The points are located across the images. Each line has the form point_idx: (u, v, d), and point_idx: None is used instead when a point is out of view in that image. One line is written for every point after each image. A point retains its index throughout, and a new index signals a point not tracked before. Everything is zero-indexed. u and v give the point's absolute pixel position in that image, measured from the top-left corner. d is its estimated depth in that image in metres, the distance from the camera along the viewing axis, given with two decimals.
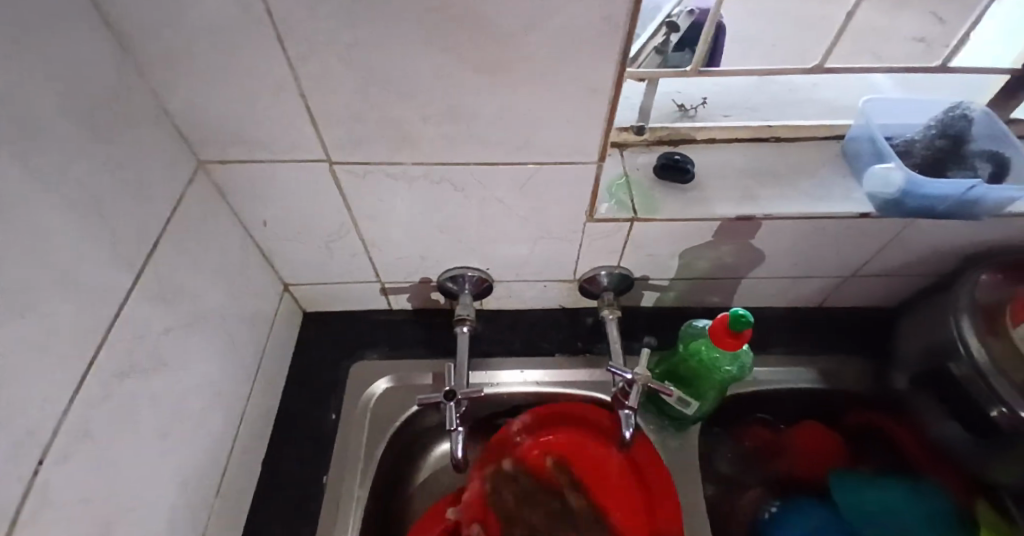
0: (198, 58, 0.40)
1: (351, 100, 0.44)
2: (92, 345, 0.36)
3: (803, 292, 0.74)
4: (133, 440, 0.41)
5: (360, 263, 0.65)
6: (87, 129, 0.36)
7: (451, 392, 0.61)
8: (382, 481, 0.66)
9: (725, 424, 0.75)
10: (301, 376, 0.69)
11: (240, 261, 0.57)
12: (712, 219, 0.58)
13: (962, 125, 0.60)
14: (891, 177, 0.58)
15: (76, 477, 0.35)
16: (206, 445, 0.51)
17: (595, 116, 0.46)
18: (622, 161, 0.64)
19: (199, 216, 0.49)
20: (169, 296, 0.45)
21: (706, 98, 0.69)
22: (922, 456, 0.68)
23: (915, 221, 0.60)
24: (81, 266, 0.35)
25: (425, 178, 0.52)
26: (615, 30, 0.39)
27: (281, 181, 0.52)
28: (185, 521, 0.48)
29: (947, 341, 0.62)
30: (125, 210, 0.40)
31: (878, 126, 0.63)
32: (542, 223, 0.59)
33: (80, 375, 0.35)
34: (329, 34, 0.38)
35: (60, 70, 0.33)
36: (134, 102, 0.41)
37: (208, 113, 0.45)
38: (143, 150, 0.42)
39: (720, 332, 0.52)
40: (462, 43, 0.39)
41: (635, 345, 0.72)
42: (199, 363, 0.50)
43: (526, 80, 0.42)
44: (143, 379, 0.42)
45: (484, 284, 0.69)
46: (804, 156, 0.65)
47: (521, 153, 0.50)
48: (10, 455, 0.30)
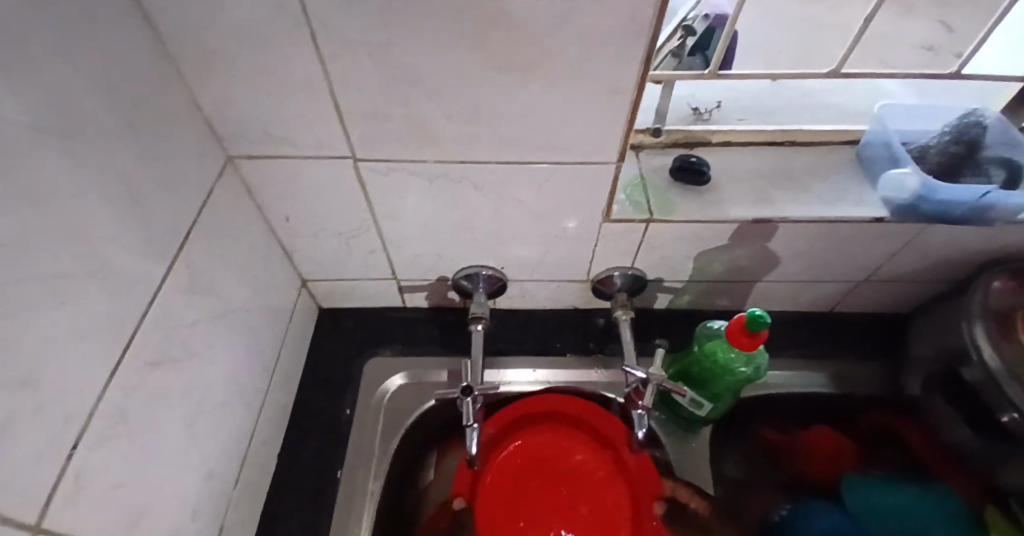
0: (232, 55, 0.41)
1: (378, 99, 0.45)
2: (126, 332, 0.37)
3: (815, 296, 0.74)
4: (162, 427, 0.41)
5: (378, 260, 0.66)
6: (126, 123, 0.37)
7: (467, 388, 0.61)
8: (397, 477, 0.67)
9: (735, 426, 0.75)
10: (317, 371, 0.70)
11: (262, 256, 0.58)
12: (728, 222, 0.59)
13: (977, 131, 0.60)
14: (906, 183, 0.58)
15: (108, 460, 0.36)
16: (228, 435, 0.52)
17: (616, 117, 0.47)
18: (638, 163, 0.64)
19: (225, 210, 0.50)
20: (198, 287, 0.46)
21: (721, 103, 0.69)
22: (934, 461, 0.68)
23: (929, 227, 0.60)
24: (118, 256, 0.36)
25: (446, 176, 0.53)
26: (640, 32, 0.40)
27: (305, 177, 0.53)
28: (207, 509, 0.49)
29: (960, 348, 0.62)
30: (158, 202, 0.41)
31: (892, 132, 0.63)
32: (559, 223, 0.60)
33: (115, 362, 0.36)
34: (361, 33, 0.39)
35: (103, 65, 0.34)
36: (170, 98, 0.42)
37: (238, 109, 0.46)
38: (176, 144, 0.43)
39: (737, 331, 0.53)
40: (490, 43, 0.40)
41: (647, 346, 0.73)
42: (224, 355, 0.51)
43: (550, 81, 0.43)
44: (172, 367, 0.43)
45: (499, 283, 0.70)
46: (819, 160, 0.65)
47: (542, 153, 0.50)
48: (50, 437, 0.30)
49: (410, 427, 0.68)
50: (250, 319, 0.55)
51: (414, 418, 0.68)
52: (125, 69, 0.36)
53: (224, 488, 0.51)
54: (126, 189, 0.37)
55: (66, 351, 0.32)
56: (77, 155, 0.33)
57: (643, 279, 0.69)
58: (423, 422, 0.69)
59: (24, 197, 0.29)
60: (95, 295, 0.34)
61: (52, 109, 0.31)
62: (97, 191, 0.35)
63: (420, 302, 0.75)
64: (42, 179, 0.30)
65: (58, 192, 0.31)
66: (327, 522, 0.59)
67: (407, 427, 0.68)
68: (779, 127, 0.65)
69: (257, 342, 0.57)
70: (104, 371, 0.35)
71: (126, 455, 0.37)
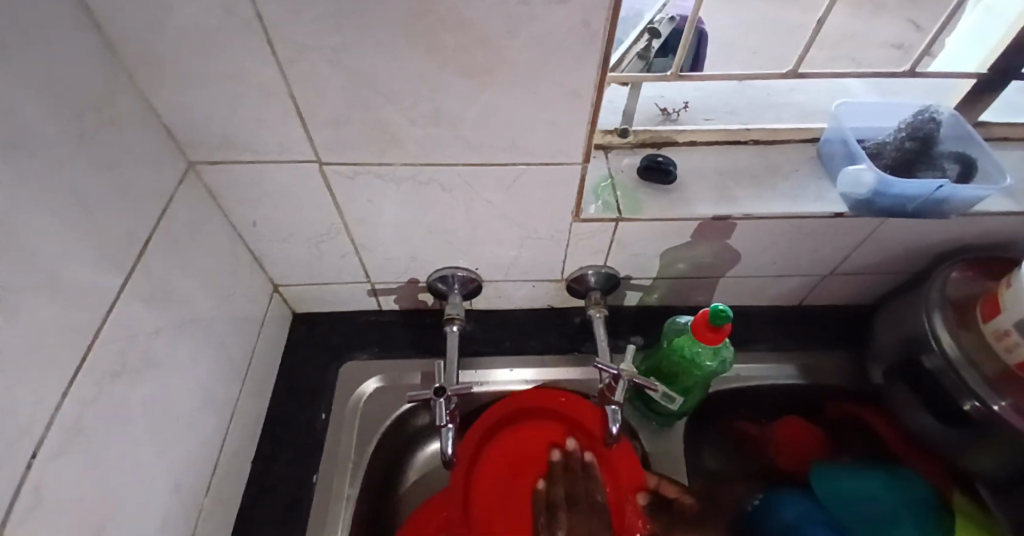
0: (188, 62, 0.41)
1: (340, 103, 0.45)
2: (83, 344, 0.37)
3: (783, 290, 0.76)
4: (125, 438, 0.41)
5: (350, 264, 0.66)
6: (77, 132, 0.36)
7: (440, 389, 0.61)
8: (373, 480, 0.67)
9: (708, 419, 0.77)
10: (291, 377, 0.70)
11: (229, 262, 0.57)
12: (694, 219, 0.60)
13: (931, 126, 0.62)
14: (862, 177, 0.60)
15: (66, 474, 0.35)
16: (197, 443, 0.51)
17: (578, 118, 0.47)
18: (606, 163, 0.65)
19: (188, 217, 0.50)
20: (160, 296, 0.46)
21: (688, 103, 0.71)
22: (901, 448, 0.70)
23: (887, 220, 0.62)
24: (71, 266, 0.36)
25: (413, 179, 0.53)
26: (596, 34, 0.40)
27: (271, 182, 0.53)
28: (176, 519, 0.48)
29: (920, 337, 0.64)
30: (115, 211, 0.40)
31: (850, 129, 0.65)
32: (528, 223, 0.60)
33: (72, 374, 0.36)
34: (318, 38, 0.39)
35: (50, 73, 0.34)
36: (126, 106, 0.42)
37: (198, 115, 0.46)
38: (133, 152, 0.42)
39: (701, 326, 0.54)
40: (449, 47, 0.41)
41: (621, 343, 0.74)
42: (191, 363, 0.50)
43: (511, 83, 0.44)
44: (134, 377, 0.42)
45: (473, 284, 0.70)
46: (782, 158, 0.67)
47: (508, 154, 0.51)
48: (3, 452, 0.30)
49: (386, 431, 0.68)
50: (217, 326, 0.55)
51: (389, 421, 0.68)
52: (75, 77, 0.36)
53: (193, 498, 0.51)
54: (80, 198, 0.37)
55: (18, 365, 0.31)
56: (25, 165, 0.32)
57: (615, 277, 0.70)
58: (398, 425, 0.69)
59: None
60: (48, 306, 0.34)
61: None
62: (49, 201, 0.34)
63: (394, 304, 0.74)
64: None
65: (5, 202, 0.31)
66: (303, 528, 0.59)
67: (382, 430, 0.68)
68: (743, 126, 0.67)
69: (226, 349, 0.56)
70: (60, 384, 0.35)
71: (86, 468, 0.37)
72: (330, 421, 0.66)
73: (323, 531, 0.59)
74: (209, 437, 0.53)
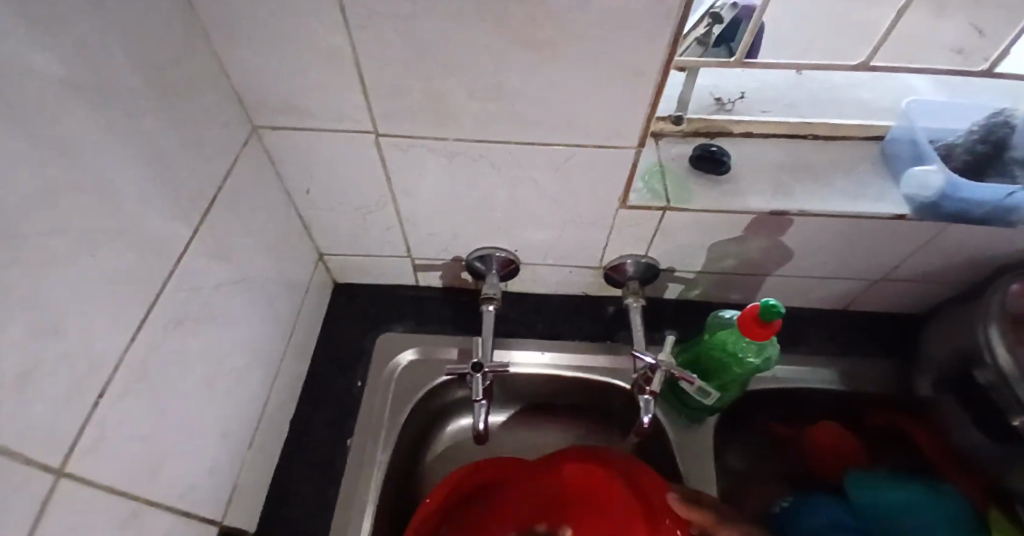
0: (260, 24, 0.42)
1: (401, 73, 0.45)
2: (150, 290, 0.38)
3: (830, 292, 0.73)
4: (183, 385, 0.43)
5: (394, 237, 0.67)
6: (154, 86, 0.38)
7: (479, 364, 0.62)
8: (405, 449, 0.68)
9: (741, 418, 0.76)
10: (330, 343, 0.72)
11: (281, 227, 0.59)
12: (746, 212, 0.58)
13: (1006, 130, 0.59)
14: (930, 179, 0.58)
15: (129, 411, 0.37)
16: (245, 398, 0.53)
17: (638, 100, 0.47)
18: (657, 150, 0.64)
19: (248, 179, 0.51)
20: (220, 253, 0.47)
21: (744, 93, 0.69)
22: (943, 463, 0.68)
23: (951, 226, 0.59)
24: (145, 216, 0.37)
25: (465, 155, 0.53)
26: (667, 14, 0.40)
27: (327, 151, 0.54)
28: (223, 468, 0.50)
29: (975, 349, 0.61)
30: (185, 166, 0.42)
31: (919, 129, 0.62)
32: (574, 207, 0.60)
33: (141, 318, 0.37)
34: (389, 5, 0.40)
35: (134, 27, 0.35)
36: (198, 64, 0.43)
37: (264, 79, 0.47)
38: (203, 111, 0.44)
39: (750, 320, 0.53)
40: (515, 19, 0.40)
41: (657, 334, 0.73)
42: (243, 321, 0.52)
43: (573, 60, 0.43)
44: (194, 329, 0.44)
45: (512, 265, 0.70)
46: (842, 155, 0.65)
47: (562, 134, 0.51)
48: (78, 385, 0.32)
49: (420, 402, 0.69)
50: (267, 287, 0.56)
51: (424, 393, 0.69)
52: (154, 32, 0.37)
53: (237, 449, 0.53)
54: (155, 150, 0.38)
55: (93, 303, 0.33)
56: (110, 112, 0.34)
57: (656, 268, 0.69)
58: (431, 398, 0.71)
59: (56, 149, 0.30)
60: (122, 250, 0.35)
61: (87, 65, 0.31)
62: (127, 149, 0.36)
63: (433, 281, 0.75)
64: (74, 132, 0.31)
65: (90, 146, 0.32)
66: (336, 488, 0.61)
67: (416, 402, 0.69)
68: (803, 119, 0.65)
69: (274, 310, 0.58)
70: (128, 325, 0.36)
71: (147, 408, 0.39)
72: (366, 389, 0.68)
73: (355, 494, 0.60)
74: (255, 392, 0.55)
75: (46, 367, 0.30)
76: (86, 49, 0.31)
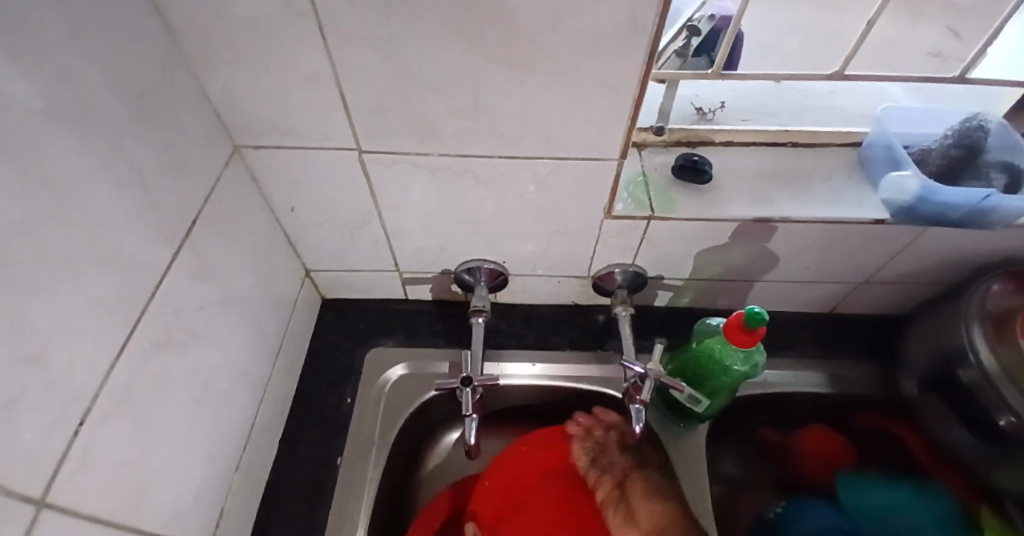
0: (239, 45, 0.42)
1: (383, 91, 0.45)
2: (132, 313, 0.38)
3: (814, 296, 0.74)
4: (167, 410, 0.42)
5: (381, 252, 0.66)
6: (134, 110, 0.37)
7: (467, 379, 0.62)
8: (396, 465, 0.68)
9: (730, 424, 0.76)
10: (319, 360, 0.71)
11: (266, 245, 0.58)
12: (729, 220, 0.59)
13: (979, 134, 0.60)
14: (905, 184, 0.59)
15: (113, 438, 0.36)
16: (231, 420, 0.53)
17: (619, 114, 0.47)
18: (640, 160, 0.65)
19: (231, 199, 0.51)
20: (203, 274, 0.47)
21: (724, 103, 0.70)
22: (931, 464, 0.69)
23: (929, 229, 0.61)
24: (125, 241, 0.37)
25: (450, 169, 0.53)
26: (642, 30, 0.40)
27: (311, 168, 0.54)
28: (209, 492, 0.50)
29: (957, 349, 0.62)
30: (165, 189, 0.41)
31: (894, 134, 0.64)
32: (560, 218, 0.60)
33: (123, 343, 0.37)
34: (370, 26, 0.40)
35: (112, 52, 0.35)
36: (178, 86, 0.43)
37: (245, 99, 0.47)
38: (184, 133, 0.44)
39: (734, 328, 0.53)
40: (495, 38, 0.41)
41: (647, 343, 0.73)
42: (228, 342, 0.51)
43: (553, 76, 0.44)
44: (177, 353, 0.43)
45: (500, 277, 0.70)
46: (821, 161, 0.66)
47: (546, 148, 0.51)
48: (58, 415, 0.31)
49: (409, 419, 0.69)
50: (253, 307, 0.56)
51: (414, 409, 0.69)
52: (133, 56, 0.37)
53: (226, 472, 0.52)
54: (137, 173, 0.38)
55: (75, 330, 0.33)
56: (91, 139, 0.34)
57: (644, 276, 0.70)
58: (422, 412, 0.70)
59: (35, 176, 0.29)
60: (103, 274, 0.35)
61: (66, 93, 0.31)
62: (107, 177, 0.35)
63: (422, 295, 0.75)
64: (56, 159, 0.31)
65: (72, 171, 0.32)
66: (327, 507, 0.60)
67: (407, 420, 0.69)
68: (782, 127, 0.66)
69: (259, 329, 0.57)
70: (110, 350, 0.36)
71: (131, 434, 0.38)
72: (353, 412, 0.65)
73: (346, 513, 0.60)
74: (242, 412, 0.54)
75: (30, 395, 0.29)
76: (67, 80, 0.31)
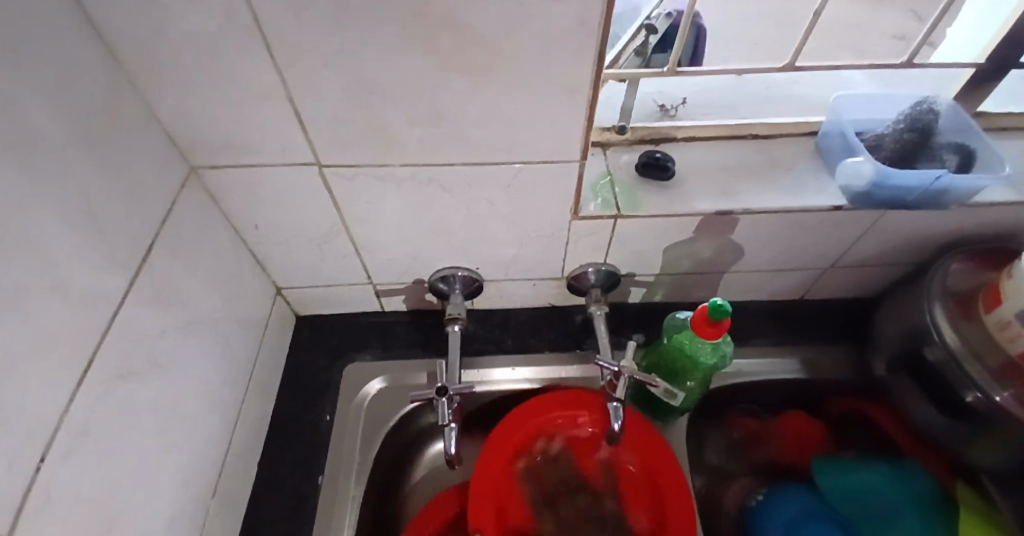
0: (188, 66, 0.41)
1: (338, 104, 0.45)
2: (89, 342, 0.37)
3: (784, 284, 0.76)
4: (132, 440, 0.41)
5: (351, 265, 0.66)
6: (79, 138, 0.37)
7: (443, 389, 0.61)
8: (379, 479, 0.67)
9: (710, 414, 0.77)
10: (295, 378, 0.70)
11: (232, 265, 0.58)
12: (694, 214, 0.60)
13: (929, 118, 0.62)
14: (861, 169, 0.60)
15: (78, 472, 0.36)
16: (203, 444, 0.52)
17: (576, 116, 0.48)
18: (605, 160, 0.65)
19: (190, 221, 0.50)
20: (164, 299, 0.46)
21: (685, 99, 0.71)
22: (907, 443, 0.70)
23: (887, 212, 0.62)
24: (75, 271, 0.36)
25: (414, 179, 0.53)
26: (591, 32, 0.41)
27: (273, 185, 0.53)
28: (184, 520, 0.49)
29: (922, 328, 0.64)
30: (117, 215, 0.41)
31: (848, 122, 0.65)
32: (528, 221, 0.61)
33: (80, 375, 0.36)
34: (319, 40, 0.40)
35: (52, 81, 0.34)
36: (126, 110, 0.42)
37: (198, 119, 0.46)
38: (135, 157, 0.43)
39: (701, 322, 0.54)
40: (445, 47, 0.41)
41: (624, 340, 0.74)
42: (195, 366, 0.50)
43: (507, 81, 0.44)
44: (140, 381, 0.43)
45: (474, 283, 0.70)
46: (781, 152, 0.67)
47: (507, 153, 0.51)
48: (11, 454, 0.31)
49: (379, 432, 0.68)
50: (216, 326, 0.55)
51: (393, 422, 0.68)
52: (75, 83, 0.36)
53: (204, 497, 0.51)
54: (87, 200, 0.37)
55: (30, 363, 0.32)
56: (32, 169, 0.33)
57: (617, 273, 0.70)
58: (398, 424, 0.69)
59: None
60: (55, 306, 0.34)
61: (5, 124, 0.31)
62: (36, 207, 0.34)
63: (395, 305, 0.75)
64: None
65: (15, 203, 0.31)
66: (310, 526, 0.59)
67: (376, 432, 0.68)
68: (742, 121, 0.67)
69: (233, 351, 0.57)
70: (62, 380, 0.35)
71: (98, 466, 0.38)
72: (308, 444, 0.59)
73: (329, 531, 0.59)
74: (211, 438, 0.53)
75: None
76: (7, 111, 0.31)
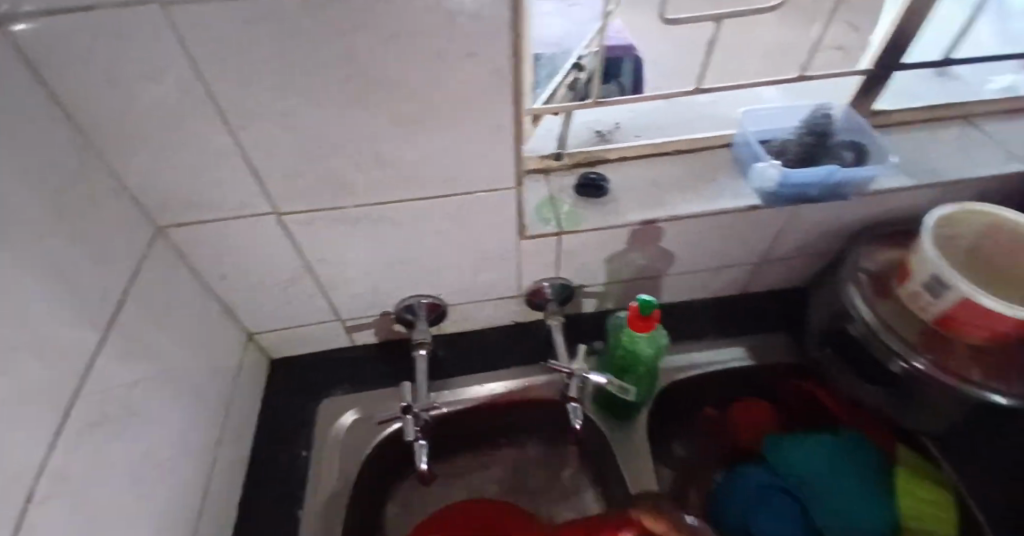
0: (149, 134, 0.46)
1: (289, 157, 0.50)
2: (65, 396, 0.40)
3: (724, 280, 0.82)
4: (111, 485, 0.44)
5: (318, 304, 0.70)
6: (53, 209, 0.41)
7: (406, 408, 0.65)
8: (361, 505, 0.69)
9: (672, 409, 0.82)
10: (271, 422, 0.72)
11: (201, 315, 0.61)
12: (626, 225, 0.66)
13: (826, 122, 0.71)
14: (768, 173, 0.67)
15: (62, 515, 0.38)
16: (181, 487, 0.54)
17: (507, 148, 0.54)
18: (547, 183, 0.72)
19: (158, 277, 0.54)
20: (136, 350, 0.49)
21: (618, 122, 0.78)
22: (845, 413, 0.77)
23: (797, 207, 0.69)
24: (55, 327, 0.40)
25: (366, 218, 0.58)
26: (506, 78, 0.47)
27: (235, 234, 0.57)
28: None
29: (844, 309, 0.70)
30: (87, 275, 0.44)
31: (754, 132, 0.74)
32: (479, 246, 0.66)
33: (58, 424, 0.39)
34: (269, 106, 0.45)
35: (26, 162, 0.38)
36: (95, 180, 0.46)
37: (162, 181, 0.50)
38: (106, 222, 0.47)
39: (633, 317, 0.59)
40: (382, 100, 0.47)
41: (582, 347, 0.79)
42: (169, 414, 0.53)
43: (443, 123, 0.50)
44: (115, 428, 0.45)
45: (438, 309, 0.75)
46: (703, 162, 0.75)
47: (448, 186, 0.57)
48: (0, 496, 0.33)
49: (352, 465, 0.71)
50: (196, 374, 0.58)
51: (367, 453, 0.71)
52: (45, 159, 0.40)
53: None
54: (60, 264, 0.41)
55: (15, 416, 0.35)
56: (13, 238, 0.37)
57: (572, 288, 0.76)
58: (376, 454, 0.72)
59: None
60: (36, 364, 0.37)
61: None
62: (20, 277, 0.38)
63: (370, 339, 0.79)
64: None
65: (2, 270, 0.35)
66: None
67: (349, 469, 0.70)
68: (667, 139, 0.75)
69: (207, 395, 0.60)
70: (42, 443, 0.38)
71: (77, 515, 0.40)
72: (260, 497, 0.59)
73: None
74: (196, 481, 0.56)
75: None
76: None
